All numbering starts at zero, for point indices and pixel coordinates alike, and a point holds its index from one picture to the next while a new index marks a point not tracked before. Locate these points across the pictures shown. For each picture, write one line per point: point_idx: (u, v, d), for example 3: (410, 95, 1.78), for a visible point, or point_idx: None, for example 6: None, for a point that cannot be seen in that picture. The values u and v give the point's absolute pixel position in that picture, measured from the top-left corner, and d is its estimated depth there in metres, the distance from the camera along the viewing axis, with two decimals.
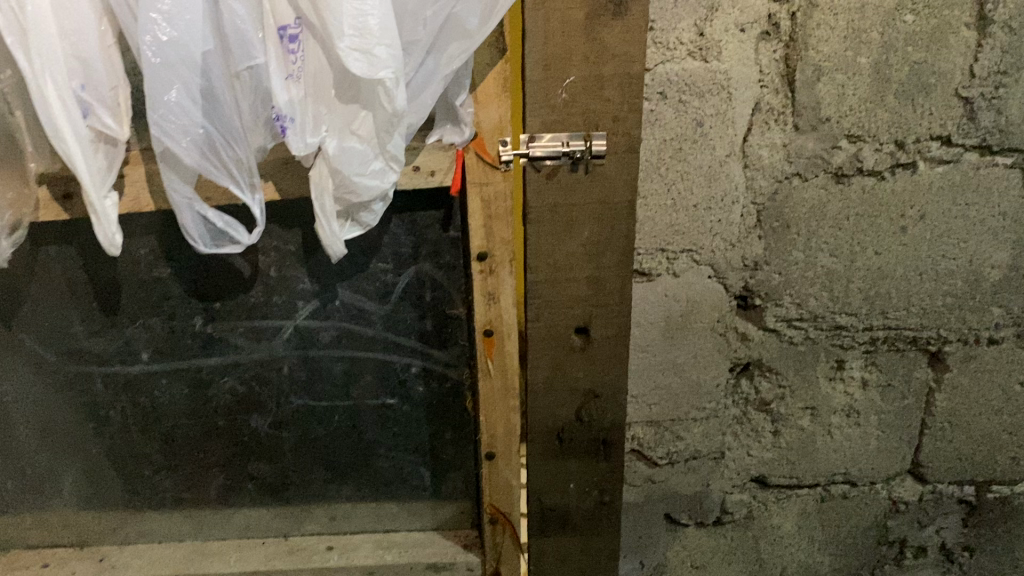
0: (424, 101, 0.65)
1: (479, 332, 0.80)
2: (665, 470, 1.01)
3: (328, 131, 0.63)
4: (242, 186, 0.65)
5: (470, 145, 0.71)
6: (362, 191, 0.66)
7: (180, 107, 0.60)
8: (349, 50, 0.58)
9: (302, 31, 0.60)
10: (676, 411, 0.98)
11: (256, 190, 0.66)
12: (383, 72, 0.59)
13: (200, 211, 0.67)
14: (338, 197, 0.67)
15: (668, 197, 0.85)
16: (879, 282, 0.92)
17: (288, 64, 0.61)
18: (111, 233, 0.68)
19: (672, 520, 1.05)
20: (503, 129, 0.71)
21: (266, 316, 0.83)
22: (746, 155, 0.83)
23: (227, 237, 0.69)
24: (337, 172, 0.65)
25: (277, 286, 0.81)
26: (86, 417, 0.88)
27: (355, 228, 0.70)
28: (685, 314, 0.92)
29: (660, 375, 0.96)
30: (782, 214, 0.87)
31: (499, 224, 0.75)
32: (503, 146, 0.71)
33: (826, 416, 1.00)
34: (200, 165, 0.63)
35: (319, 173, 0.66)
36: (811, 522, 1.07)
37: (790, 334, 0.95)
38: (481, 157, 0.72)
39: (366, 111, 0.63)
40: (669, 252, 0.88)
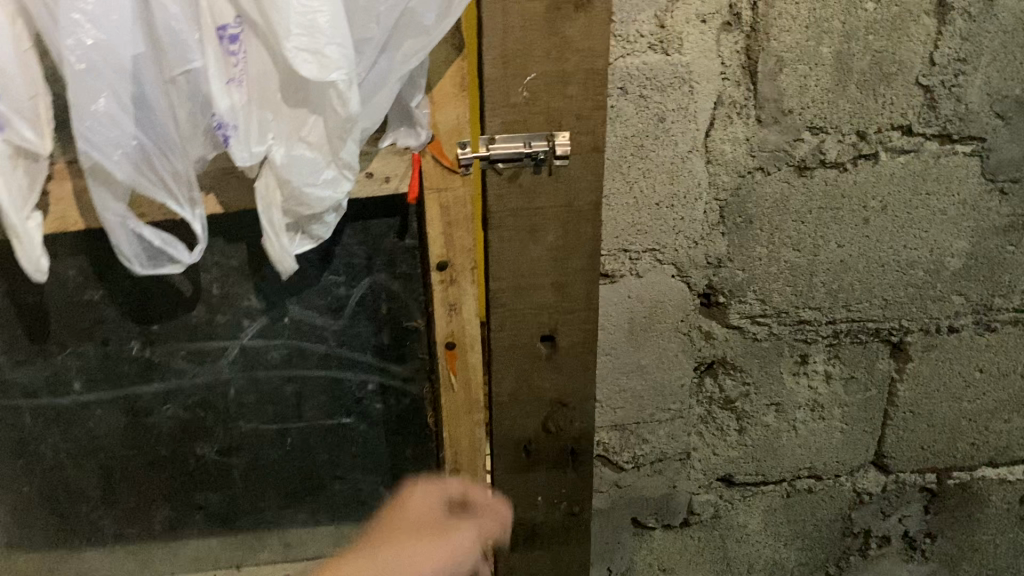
0: (377, 104, 0.61)
1: (440, 344, 0.76)
2: (631, 474, 0.99)
3: (275, 138, 0.59)
4: (182, 202, 0.60)
5: (427, 149, 0.67)
6: (314, 202, 0.61)
7: (110, 118, 0.54)
8: (296, 50, 0.53)
9: (243, 30, 0.55)
10: (640, 414, 0.95)
11: (197, 206, 0.61)
12: (335, 74, 0.54)
13: (135, 229, 0.61)
14: (288, 210, 0.61)
15: (630, 195, 0.81)
16: (842, 275, 0.90)
17: (229, 67, 0.56)
18: (37, 258, 0.62)
19: (639, 524, 1.03)
20: (461, 132, 0.67)
21: (210, 337, 0.77)
22: (709, 150, 0.81)
23: (165, 256, 0.63)
24: (286, 183, 0.59)
25: (221, 305, 0.75)
26: (14, 454, 0.82)
27: (306, 242, 0.65)
28: (649, 315, 0.89)
29: (624, 378, 0.93)
30: (746, 208, 0.85)
31: (459, 232, 0.71)
32: (462, 149, 0.67)
33: (790, 412, 0.99)
34: (135, 180, 0.57)
35: (266, 184, 0.60)
36: (777, 518, 1.06)
37: (754, 331, 0.93)
38: (439, 161, 0.68)
39: (316, 116, 0.58)
40: (632, 252, 0.85)
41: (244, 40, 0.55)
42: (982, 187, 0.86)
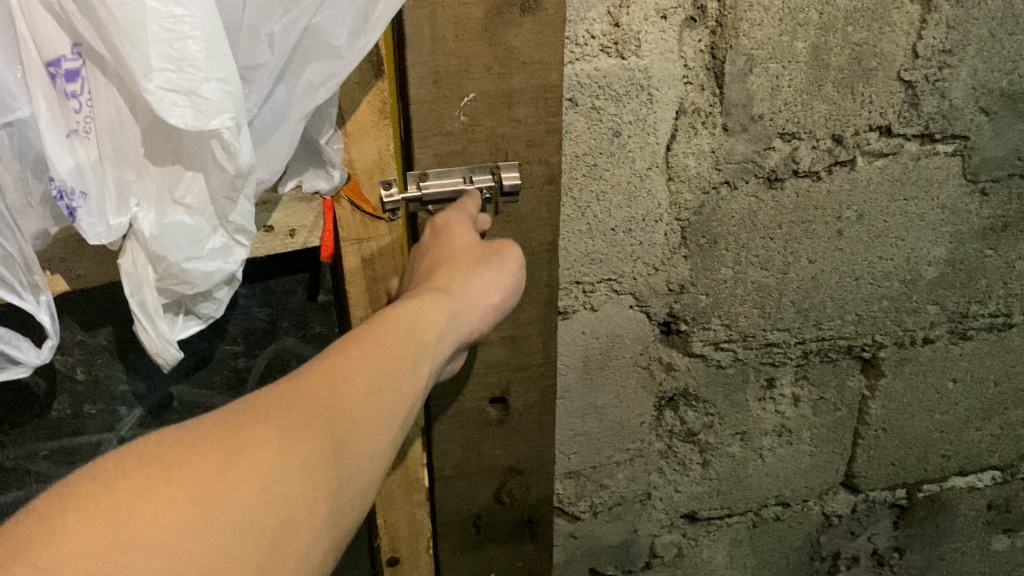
0: (275, 149, 0.49)
1: None
2: (588, 522, 0.88)
3: (141, 204, 0.46)
4: (20, 288, 0.46)
5: (341, 192, 0.54)
6: (198, 279, 0.49)
7: None
8: (161, 91, 0.41)
9: (83, 64, 0.42)
10: (597, 457, 0.84)
11: (40, 291, 0.47)
12: (216, 120, 0.43)
13: None
14: (166, 290, 0.49)
15: (582, 222, 0.69)
16: (813, 292, 0.81)
17: (69, 114, 0.43)
18: None
19: (597, 574, 0.92)
20: (385, 167, 0.54)
21: (78, 432, 0.66)
22: (670, 166, 0.69)
23: (3, 358, 0.49)
24: (161, 260, 0.47)
25: (89, 393, 0.65)
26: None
27: (190, 322, 0.53)
28: (605, 351, 0.78)
29: (578, 422, 0.81)
30: (710, 228, 0.74)
31: (388, 284, 0.60)
32: (386, 190, 0.55)
33: (757, 439, 0.90)
34: None
35: (131, 260, 0.47)
36: (743, 549, 0.97)
37: (717, 357, 0.83)
38: (358, 207, 0.55)
39: (195, 172, 0.46)
40: (585, 284, 0.73)
41: (86, 76, 0.42)
42: (962, 189, 0.78)
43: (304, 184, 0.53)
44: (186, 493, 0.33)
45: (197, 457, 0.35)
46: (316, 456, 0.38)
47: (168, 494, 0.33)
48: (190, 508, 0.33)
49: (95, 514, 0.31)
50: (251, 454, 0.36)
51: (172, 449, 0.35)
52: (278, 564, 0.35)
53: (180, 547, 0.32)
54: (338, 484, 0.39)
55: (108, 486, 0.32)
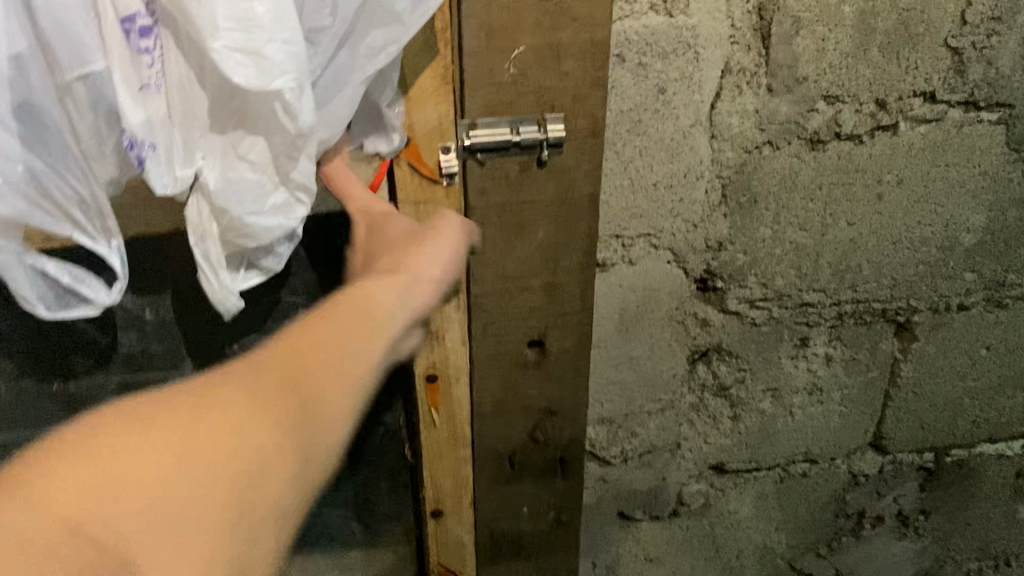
0: (336, 112, 0.52)
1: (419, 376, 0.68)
2: (619, 468, 0.91)
3: (206, 158, 0.51)
4: (96, 233, 0.51)
5: (401, 155, 0.58)
6: (259, 233, 0.53)
7: None
8: (227, 51, 0.45)
9: (156, 22, 0.46)
10: (629, 406, 0.87)
11: (113, 237, 0.52)
12: (276, 81, 0.46)
13: (39, 266, 0.54)
14: (229, 242, 0.53)
15: (625, 176, 0.72)
16: (850, 255, 0.82)
17: (141, 71, 0.47)
18: None
19: (626, 519, 0.96)
20: (445, 133, 0.58)
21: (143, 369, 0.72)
22: (714, 124, 0.71)
23: (76, 295, 0.56)
24: (224, 213, 0.52)
25: (155, 329, 0.70)
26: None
27: (253, 275, 0.58)
28: (641, 304, 0.81)
29: (613, 371, 0.84)
30: (751, 187, 0.75)
31: None
32: (446, 153, 0.58)
33: (788, 397, 0.92)
34: (29, 209, 0.48)
35: (198, 212, 0.52)
36: (770, 503, 1.00)
37: (752, 315, 0.85)
38: (417, 169, 0.59)
39: (258, 134, 0.50)
40: (625, 238, 0.76)
41: (158, 33, 0.47)
42: (1004, 158, 0.78)
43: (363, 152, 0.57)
44: (161, 442, 0.37)
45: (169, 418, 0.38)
46: (290, 410, 0.41)
47: (143, 446, 0.37)
48: (169, 454, 0.37)
49: (87, 459, 0.36)
50: (228, 407, 0.40)
51: (154, 402, 0.39)
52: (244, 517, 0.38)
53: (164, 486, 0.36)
54: (314, 439, 0.42)
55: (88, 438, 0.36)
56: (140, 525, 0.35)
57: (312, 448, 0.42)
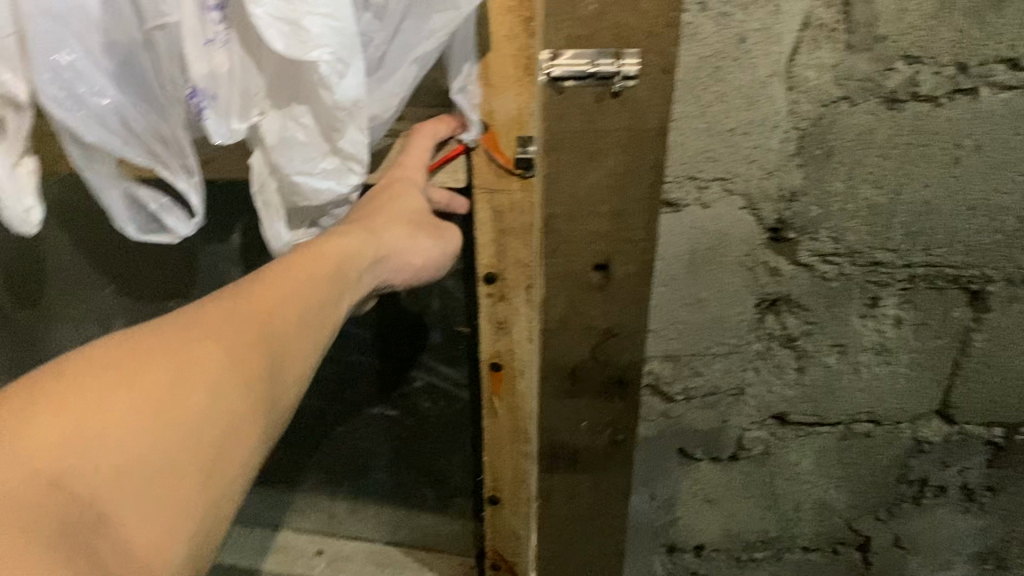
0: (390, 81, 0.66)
1: (485, 362, 0.87)
2: (681, 405, 0.97)
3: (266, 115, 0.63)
4: (176, 168, 0.64)
5: (481, 141, 0.74)
6: (307, 190, 0.66)
7: (79, 71, 0.57)
8: (269, 18, 0.55)
9: None
10: (695, 346, 0.93)
11: (191, 173, 0.64)
12: (315, 51, 0.56)
13: (133, 190, 0.68)
14: (283, 192, 0.67)
15: (702, 119, 0.77)
16: (924, 217, 0.84)
17: (207, 31, 0.57)
18: (26, 212, 0.62)
19: (687, 456, 1.02)
20: (522, 125, 0.73)
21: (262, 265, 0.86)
22: (791, 76, 0.75)
23: (161, 222, 0.70)
24: (281, 167, 0.65)
25: None
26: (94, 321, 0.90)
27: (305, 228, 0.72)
28: (712, 246, 0.85)
29: (681, 310, 0.90)
30: (826, 140, 0.79)
31: (511, 245, 0.79)
32: (524, 142, 0.73)
33: (855, 354, 0.95)
34: (119, 137, 0.61)
35: (265, 165, 0.66)
36: (831, 459, 1.03)
37: (823, 269, 0.88)
38: (495, 156, 0.74)
39: (309, 101, 0.62)
40: (699, 180, 0.81)
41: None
42: None
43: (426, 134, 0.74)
44: (142, 396, 0.47)
45: (149, 372, 0.48)
46: (247, 375, 0.52)
47: (125, 399, 0.46)
48: (147, 405, 0.47)
49: (77, 408, 0.44)
50: (198, 365, 0.50)
51: (126, 355, 0.48)
52: (207, 472, 0.49)
53: (144, 430, 0.46)
54: (259, 403, 0.53)
55: (75, 391, 0.45)
56: (124, 462, 0.45)
57: (261, 407, 0.53)
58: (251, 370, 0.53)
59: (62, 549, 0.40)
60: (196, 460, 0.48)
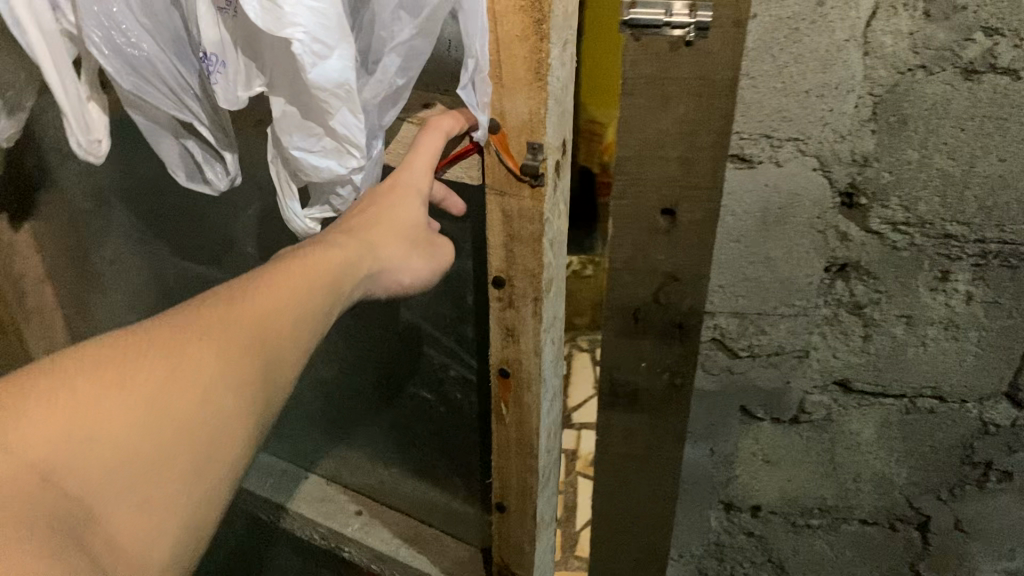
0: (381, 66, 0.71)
1: (494, 369, 0.93)
2: (745, 362, 1.01)
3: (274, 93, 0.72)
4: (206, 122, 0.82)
5: (491, 137, 0.76)
6: (309, 166, 0.74)
7: (106, 19, 0.73)
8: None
9: None
10: (763, 305, 0.96)
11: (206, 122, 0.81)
12: (288, 30, 0.63)
13: (185, 146, 0.86)
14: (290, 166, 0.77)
15: (778, 79, 0.81)
16: (999, 192, 0.86)
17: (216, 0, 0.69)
18: (87, 141, 0.81)
19: (749, 415, 1.05)
20: (531, 129, 0.73)
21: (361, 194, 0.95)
22: (868, 41, 0.78)
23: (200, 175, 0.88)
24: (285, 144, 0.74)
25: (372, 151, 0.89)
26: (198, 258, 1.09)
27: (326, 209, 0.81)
28: (784, 206, 0.89)
29: (750, 267, 0.94)
30: (901, 107, 0.81)
31: (521, 256, 0.82)
32: (534, 149, 0.74)
33: (922, 327, 0.96)
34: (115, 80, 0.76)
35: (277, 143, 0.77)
36: (893, 432, 1.05)
37: (893, 238, 0.90)
38: (506, 159, 0.76)
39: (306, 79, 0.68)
40: (774, 139, 0.85)
41: None
42: None
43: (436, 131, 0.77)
44: (128, 397, 0.51)
45: (149, 366, 0.53)
46: (245, 374, 0.58)
47: (102, 403, 0.50)
48: (133, 407, 0.51)
49: (72, 402, 0.49)
50: (192, 370, 0.55)
51: (115, 364, 0.52)
52: (186, 469, 0.53)
53: (122, 438, 0.51)
54: (255, 397, 0.58)
55: (68, 392, 0.50)
56: (110, 467, 0.50)
57: (256, 399, 0.58)
58: (261, 357, 0.59)
59: (67, 526, 0.45)
60: (156, 470, 0.52)
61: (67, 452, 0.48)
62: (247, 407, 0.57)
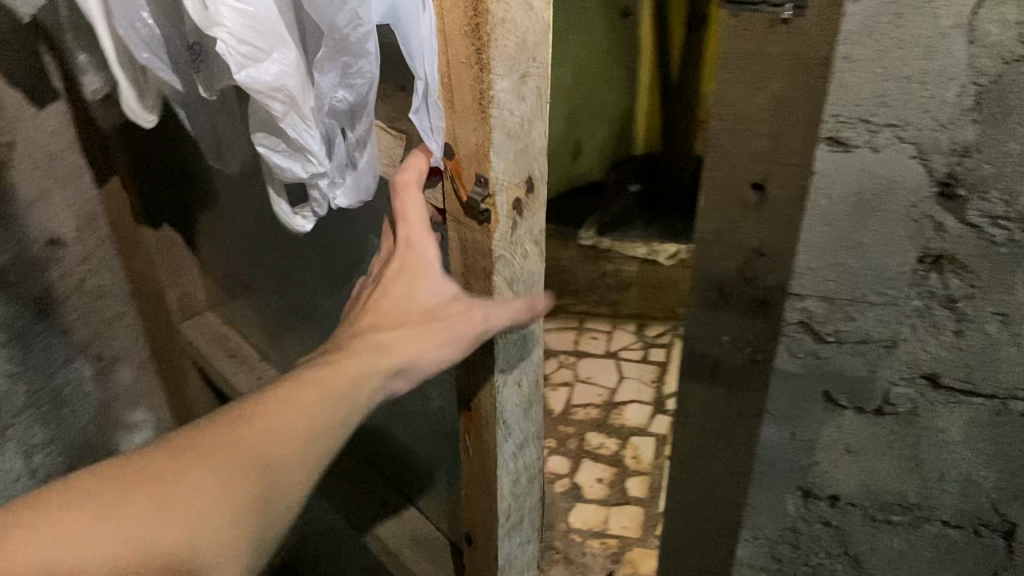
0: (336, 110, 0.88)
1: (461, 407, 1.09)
2: (831, 347, 1.00)
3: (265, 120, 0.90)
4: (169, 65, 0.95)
5: (449, 165, 0.91)
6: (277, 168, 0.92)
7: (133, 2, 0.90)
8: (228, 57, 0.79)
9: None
10: (852, 292, 0.95)
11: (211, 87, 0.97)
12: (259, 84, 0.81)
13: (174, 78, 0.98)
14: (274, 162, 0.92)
15: (878, 64, 0.81)
16: None
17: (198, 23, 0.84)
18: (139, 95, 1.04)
19: (832, 402, 1.04)
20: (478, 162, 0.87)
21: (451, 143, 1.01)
22: (973, 29, 0.77)
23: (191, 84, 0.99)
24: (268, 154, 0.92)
25: None
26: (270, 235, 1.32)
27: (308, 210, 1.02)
28: (878, 194, 0.88)
29: (841, 252, 0.93)
30: (1006, 100, 0.79)
31: (478, 253, 0.94)
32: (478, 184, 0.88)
33: (1018, 327, 0.92)
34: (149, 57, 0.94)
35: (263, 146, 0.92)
36: (982, 434, 1.00)
37: (993, 232, 0.87)
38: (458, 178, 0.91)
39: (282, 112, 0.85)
40: (872, 124, 0.85)
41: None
42: None
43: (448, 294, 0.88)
44: (118, 525, 0.60)
45: (134, 493, 0.63)
46: (242, 478, 0.67)
47: (94, 529, 0.60)
48: (123, 535, 0.60)
49: (54, 531, 0.59)
50: (180, 483, 0.65)
51: (105, 493, 0.62)
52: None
53: (90, 512, 0.61)
54: (263, 500, 0.67)
55: (65, 520, 0.60)
56: (90, 543, 0.59)
57: (253, 507, 0.66)
58: (259, 453, 0.68)
59: None
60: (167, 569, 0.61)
61: (51, 549, 0.58)
62: (240, 532, 0.65)
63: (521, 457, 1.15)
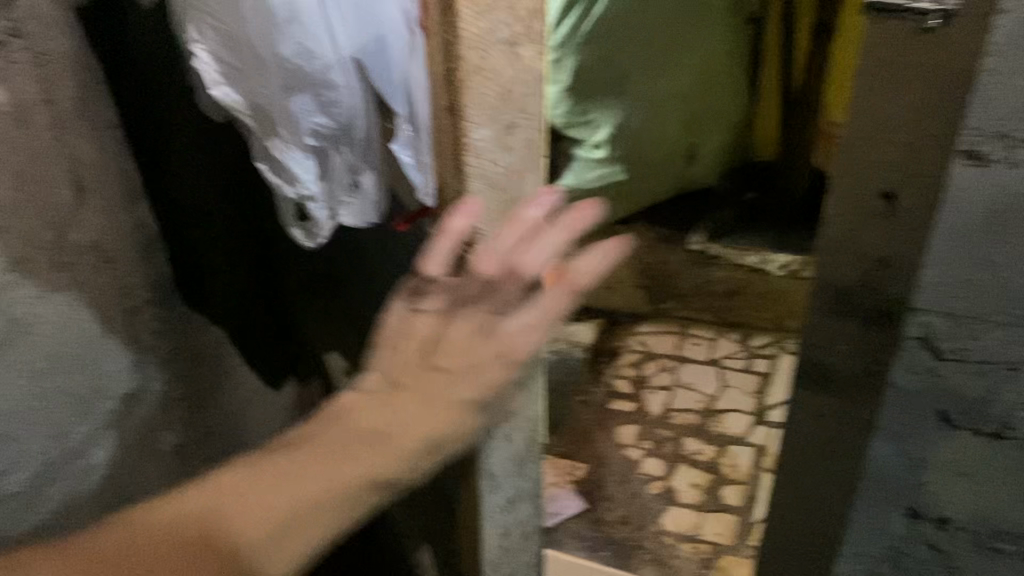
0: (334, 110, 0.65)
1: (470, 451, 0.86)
2: (951, 366, 0.88)
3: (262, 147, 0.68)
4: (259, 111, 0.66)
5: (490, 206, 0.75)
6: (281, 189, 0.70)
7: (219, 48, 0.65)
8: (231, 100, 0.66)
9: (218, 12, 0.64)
10: (979, 309, 0.84)
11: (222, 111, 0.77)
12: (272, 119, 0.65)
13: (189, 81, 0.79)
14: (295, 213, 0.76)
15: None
16: None
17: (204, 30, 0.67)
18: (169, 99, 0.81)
19: (948, 423, 0.92)
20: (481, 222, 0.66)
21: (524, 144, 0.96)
22: None
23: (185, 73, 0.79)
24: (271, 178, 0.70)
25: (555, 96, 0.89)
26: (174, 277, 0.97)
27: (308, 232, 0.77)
28: (1013, 212, 0.77)
29: (970, 268, 0.82)
30: None
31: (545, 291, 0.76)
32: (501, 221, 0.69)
33: None
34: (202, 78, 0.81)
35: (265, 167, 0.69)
36: None
37: None
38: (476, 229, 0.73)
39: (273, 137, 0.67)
40: (1011, 141, 0.73)
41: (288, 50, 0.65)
42: None
43: (564, 226, 0.63)
44: (216, 495, 0.54)
45: (237, 472, 0.56)
46: (310, 493, 0.56)
47: (194, 502, 0.53)
48: (205, 512, 0.53)
49: (120, 539, 0.50)
50: (228, 490, 0.54)
51: (194, 495, 0.53)
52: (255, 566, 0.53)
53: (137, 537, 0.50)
54: (340, 495, 0.57)
55: (142, 521, 0.51)
56: (129, 546, 0.50)
57: (336, 499, 0.57)
58: (326, 476, 0.57)
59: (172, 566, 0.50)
60: (193, 543, 0.51)
61: (165, 545, 0.50)
62: (316, 527, 0.56)
63: (512, 513, 0.97)
